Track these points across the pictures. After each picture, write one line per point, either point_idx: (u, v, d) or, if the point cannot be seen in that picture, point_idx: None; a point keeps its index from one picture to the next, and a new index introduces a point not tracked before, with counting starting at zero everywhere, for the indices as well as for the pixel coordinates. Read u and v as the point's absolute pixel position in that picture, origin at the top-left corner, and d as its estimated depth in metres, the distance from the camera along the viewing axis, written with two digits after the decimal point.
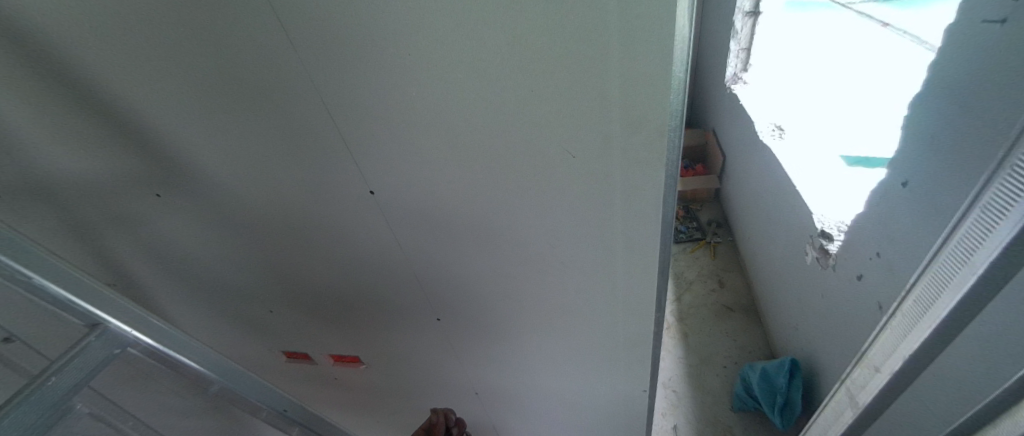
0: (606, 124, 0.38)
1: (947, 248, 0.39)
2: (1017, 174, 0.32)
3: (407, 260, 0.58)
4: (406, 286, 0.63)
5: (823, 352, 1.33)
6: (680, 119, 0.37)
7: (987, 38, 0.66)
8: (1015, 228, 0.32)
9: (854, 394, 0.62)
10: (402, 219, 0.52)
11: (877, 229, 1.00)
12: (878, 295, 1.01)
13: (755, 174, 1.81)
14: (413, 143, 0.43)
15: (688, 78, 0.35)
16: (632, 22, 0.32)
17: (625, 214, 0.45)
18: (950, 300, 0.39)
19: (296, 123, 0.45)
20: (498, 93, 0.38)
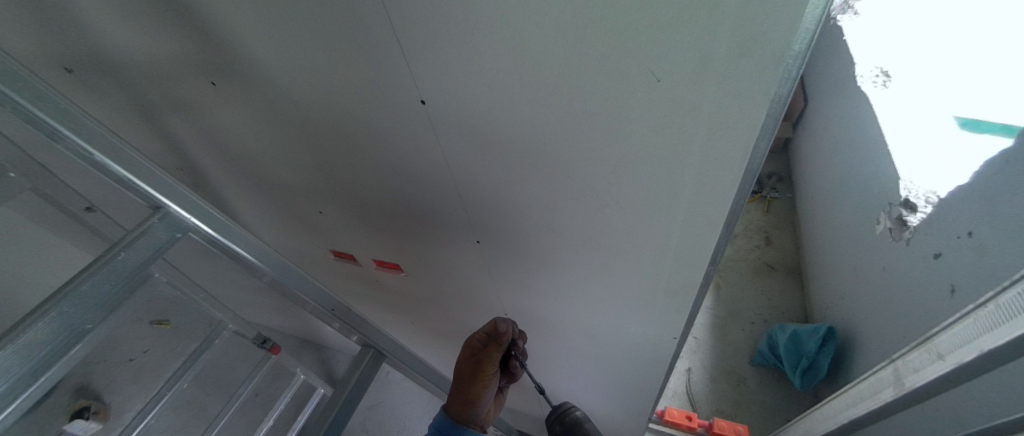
0: (710, 42, 0.32)
1: None
2: None
3: (453, 178, 0.57)
4: (450, 204, 0.62)
5: (867, 325, 1.27)
6: (809, 42, 0.31)
7: None
8: None
9: (902, 376, 0.59)
10: (452, 135, 0.50)
11: (982, 206, 0.89)
12: (955, 277, 0.92)
13: (839, 127, 1.62)
14: (476, 48, 0.39)
15: None
16: None
17: (700, 157, 0.40)
18: None
19: (352, 15, 0.41)
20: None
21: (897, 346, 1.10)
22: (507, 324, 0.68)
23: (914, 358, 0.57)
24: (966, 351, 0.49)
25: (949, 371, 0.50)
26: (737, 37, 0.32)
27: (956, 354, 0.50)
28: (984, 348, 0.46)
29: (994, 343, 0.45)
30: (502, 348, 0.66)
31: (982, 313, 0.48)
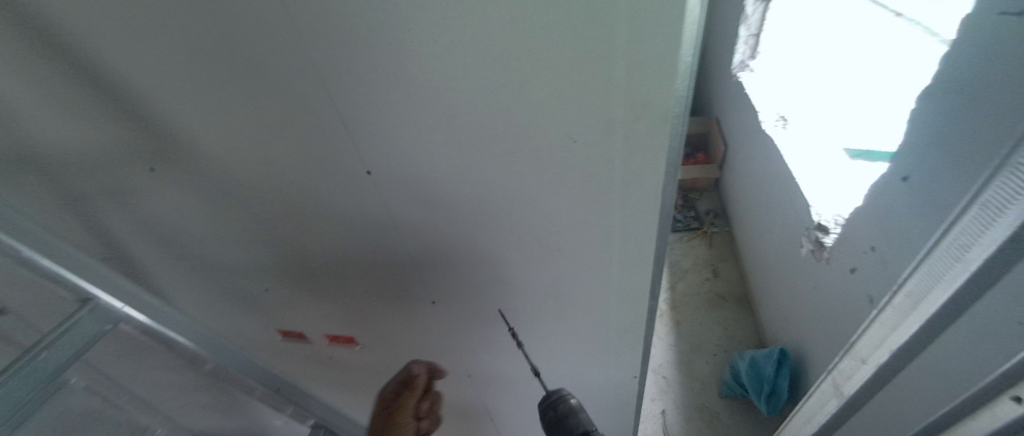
0: (609, 110, 0.38)
1: (943, 244, 0.40)
2: (1016, 174, 0.32)
3: (405, 241, 0.58)
4: (402, 267, 0.63)
5: (812, 343, 1.35)
6: (686, 105, 0.37)
7: (1001, 31, 0.61)
8: (1008, 227, 0.33)
9: (839, 384, 0.63)
10: (399, 201, 0.52)
11: (877, 224, 0.99)
12: (871, 290, 1.01)
13: (755, 164, 1.80)
14: (413, 118, 0.42)
15: (696, 63, 0.35)
16: (643, 4, 0.31)
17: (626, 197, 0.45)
18: (942, 294, 0.41)
19: (290, 102, 0.44)
20: (504, 63, 0.36)
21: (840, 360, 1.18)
22: (417, 368, 0.73)
23: (844, 366, 0.61)
24: (881, 352, 0.53)
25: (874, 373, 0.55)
26: (633, 100, 0.37)
27: (874, 356, 0.54)
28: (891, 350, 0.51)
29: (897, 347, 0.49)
30: (416, 393, 0.70)
31: (879, 320, 0.51)
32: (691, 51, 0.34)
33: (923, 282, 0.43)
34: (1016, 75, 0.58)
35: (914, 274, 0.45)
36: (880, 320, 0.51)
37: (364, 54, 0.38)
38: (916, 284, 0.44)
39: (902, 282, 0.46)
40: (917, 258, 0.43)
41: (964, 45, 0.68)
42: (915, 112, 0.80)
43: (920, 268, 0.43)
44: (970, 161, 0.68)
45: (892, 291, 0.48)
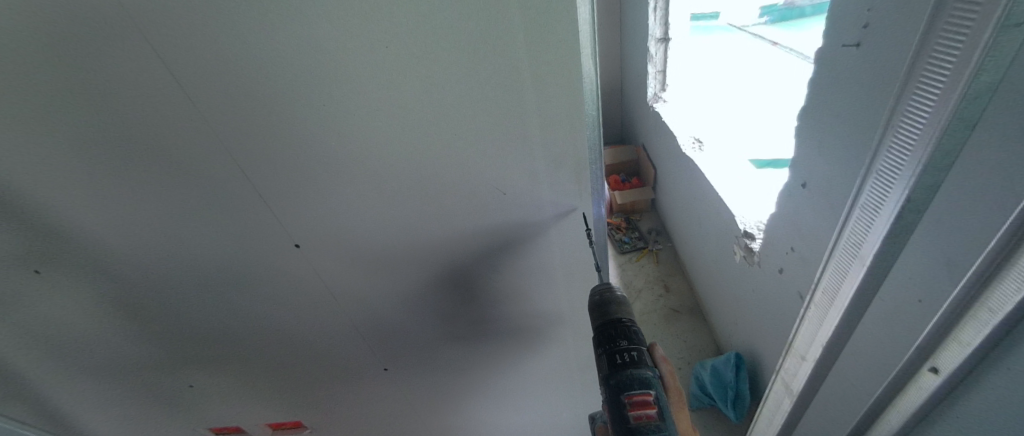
0: (531, 160, 0.43)
1: (841, 243, 0.44)
2: (881, 178, 0.36)
3: (354, 298, 0.57)
4: (353, 327, 0.61)
5: (761, 342, 1.42)
6: (596, 152, 0.45)
7: (848, 58, 0.71)
8: (886, 224, 0.37)
9: (789, 382, 0.66)
10: (338, 264, 0.52)
11: (791, 227, 1.09)
12: (798, 285, 1.09)
13: (681, 183, 1.95)
14: (346, 181, 0.44)
15: (596, 115, 0.42)
16: (545, 72, 0.37)
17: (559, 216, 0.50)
18: (849, 289, 0.45)
19: (210, 184, 0.43)
20: (430, 120, 0.40)
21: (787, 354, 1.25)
22: None
23: (789, 365, 0.65)
24: (813, 348, 0.56)
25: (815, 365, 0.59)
26: (551, 152, 0.43)
27: (810, 352, 0.57)
28: (819, 348, 0.55)
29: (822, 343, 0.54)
30: None
31: (806, 319, 0.56)
32: (591, 98, 0.41)
33: (834, 279, 0.47)
34: (862, 90, 0.69)
35: (826, 273, 0.49)
36: (809, 316, 0.55)
37: (291, 126, 0.39)
38: (829, 281, 0.48)
39: (816, 280, 0.51)
40: (825, 258, 0.48)
41: (825, 66, 0.79)
42: (802, 125, 0.91)
43: (829, 266, 0.48)
44: (849, 165, 0.76)
45: (812, 289, 0.52)
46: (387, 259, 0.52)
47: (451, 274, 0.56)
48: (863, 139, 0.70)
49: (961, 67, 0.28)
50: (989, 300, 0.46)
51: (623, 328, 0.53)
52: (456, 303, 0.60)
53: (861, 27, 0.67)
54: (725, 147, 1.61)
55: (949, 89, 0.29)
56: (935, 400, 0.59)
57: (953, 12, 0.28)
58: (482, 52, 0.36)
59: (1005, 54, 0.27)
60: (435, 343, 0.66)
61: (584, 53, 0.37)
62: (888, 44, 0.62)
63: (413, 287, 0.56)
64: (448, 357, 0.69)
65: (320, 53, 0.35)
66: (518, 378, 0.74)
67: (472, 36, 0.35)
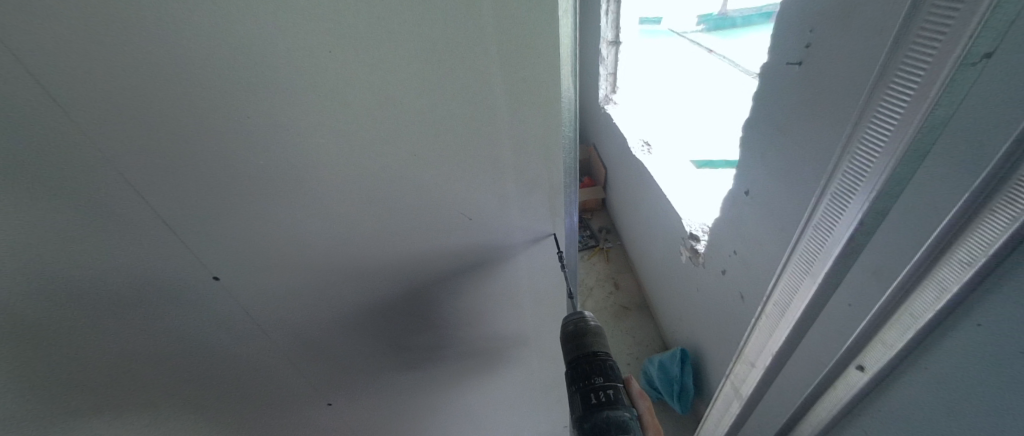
0: (503, 178, 0.42)
1: (793, 259, 0.46)
2: (836, 200, 0.38)
3: (300, 314, 0.52)
4: (291, 346, 0.55)
5: (704, 338, 1.49)
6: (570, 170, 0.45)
7: (790, 76, 0.75)
8: (839, 244, 0.39)
9: (738, 386, 0.70)
10: (281, 281, 0.47)
11: (732, 230, 1.14)
12: (739, 286, 1.14)
13: (630, 185, 2.00)
14: (295, 193, 0.40)
15: (574, 137, 0.43)
16: (527, 96, 0.36)
17: (523, 225, 0.49)
18: (799, 304, 0.47)
19: (103, 213, 0.38)
20: (392, 131, 0.37)
21: (726, 348, 1.32)
22: None
23: (738, 369, 0.68)
24: (762, 357, 0.59)
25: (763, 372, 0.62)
26: (525, 171, 0.42)
27: (759, 360, 0.61)
28: (767, 356, 0.58)
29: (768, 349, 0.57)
30: None
31: (756, 330, 0.59)
32: (567, 115, 0.40)
33: (785, 294, 0.49)
34: (802, 105, 0.73)
35: (777, 286, 0.52)
36: (760, 326, 0.57)
37: (232, 136, 0.35)
38: (780, 294, 0.50)
39: (767, 293, 0.53)
40: (778, 271, 0.50)
41: (769, 80, 0.83)
42: (746, 134, 0.95)
43: (781, 281, 0.50)
44: (789, 175, 0.80)
45: (763, 301, 0.54)
46: (341, 271, 0.49)
47: (409, 283, 0.53)
48: (802, 152, 0.75)
49: (918, 102, 0.29)
50: (914, 303, 0.49)
51: (598, 364, 0.53)
52: (412, 312, 0.57)
53: (804, 46, 0.71)
54: (671, 150, 1.67)
55: (907, 118, 0.30)
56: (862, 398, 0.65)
57: (913, 48, 0.29)
58: (455, 63, 0.33)
59: (959, 93, 0.28)
60: (388, 355, 0.63)
61: (565, 76, 0.37)
62: (828, 62, 0.65)
63: (366, 297, 0.53)
64: (402, 368, 0.66)
65: (272, 58, 0.31)
66: (477, 379, 0.74)
67: (446, 46, 0.32)
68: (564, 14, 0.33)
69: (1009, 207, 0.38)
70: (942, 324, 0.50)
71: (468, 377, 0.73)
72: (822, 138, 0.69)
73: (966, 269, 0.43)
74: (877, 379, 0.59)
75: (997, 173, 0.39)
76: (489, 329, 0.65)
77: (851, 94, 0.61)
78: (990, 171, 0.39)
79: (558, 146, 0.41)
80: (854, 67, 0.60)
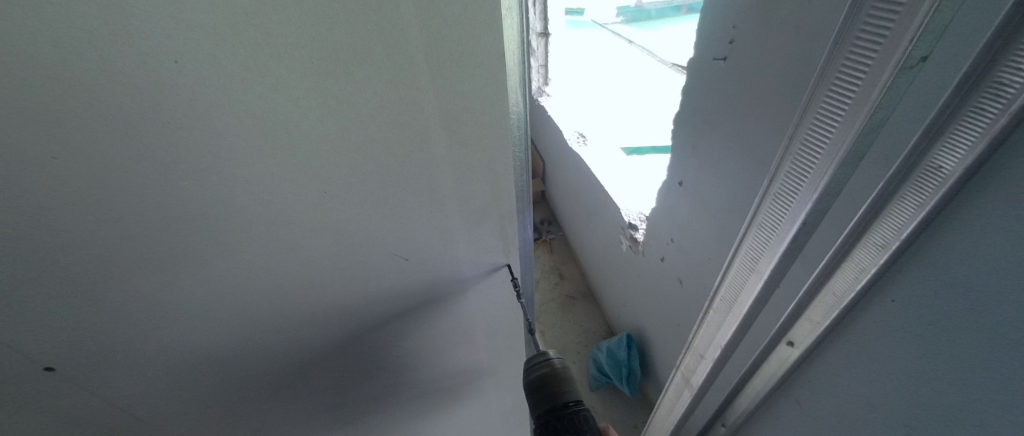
0: (444, 198, 0.40)
1: (738, 258, 0.47)
2: (780, 200, 0.38)
3: (219, 360, 0.45)
4: (210, 396, 0.48)
5: (645, 321, 1.54)
6: (523, 185, 0.43)
7: (716, 71, 0.78)
8: (783, 242, 0.39)
9: (689, 373, 0.73)
10: (170, 344, 0.41)
11: (663, 217, 1.16)
12: (676, 272, 1.16)
13: (568, 177, 2.02)
14: (172, 249, 0.35)
15: (527, 158, 0.42)
16: (475, 114, 0.34)
17: (469, 239, 0.45)
18: (745, 301, 0.49)
19: None
20: (308, 147, 0.32)
21: (666, 330, 1.37)
22: None
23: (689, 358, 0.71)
24: (711, 347, 0.62)
25: (713, 363, 0.64)
26: (473, 192, 0.40)
27: (709, 350, 0.64)
28: (715, 346, 0.61)
29: (715, 340, 0.60)
30: None
31: (705, 322, 0.61)
32: (517, 128, 0.38)
33: (733, 292, 0.51)
34: (728, 99, 0.76)
35: (723, 283, 0.53)
36: (708, 319, 0.60)
37: (111, 168, 0.29)
38: (727, 291, 0.52)
39: (713, 289, 0.55)
40: (723, 270, 0.51)
41: (698, 73, 0.85)
42: (677, 126, 0.97)
43: (727, 279, 0.51)
44: (721, 166, 0.82)
45: (711, 297, 0.56)
46: (265, 308, 0.43)
47: (340, 311, 0.48)
48: (729, 142, 0.78)
49: (861, 103, 0.29)
50: (836, 281, 0.50)
51: (569, 420, 0.50)
52: (354, 340, 0.52)
53: (727, 42, 0.73)
54: (605, 141, 1.70)
55: (851, 119, 0.30)
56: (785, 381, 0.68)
57: (855, 50, 0.29)
58: (399, 72, 0.30)
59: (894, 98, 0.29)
60: (324, 389, 0.57)
61: (513, 94, 0.36)
62: (754, 56, 0.68)
63: (299, 331, 0.47)
64: (342, 399, 0.60)
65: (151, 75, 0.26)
66: (426, 400, 0.69)
67: (389, 54, 0.29)
68: (507, 16, 0.32)
69: (918, 193, 0.39)
70: (858, 304, 0.50)
71: (417, 398, 0.68)
72: (748, 129, 0.72)
73: (881, 251, 0.44)
74: (803, 357, 0.60)
75: (907, 162, 0.39)
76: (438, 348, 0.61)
77: (773, 88, 0.64)
78: (903, 160, 0.39)
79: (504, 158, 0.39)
80: (778, 61, 0.63)
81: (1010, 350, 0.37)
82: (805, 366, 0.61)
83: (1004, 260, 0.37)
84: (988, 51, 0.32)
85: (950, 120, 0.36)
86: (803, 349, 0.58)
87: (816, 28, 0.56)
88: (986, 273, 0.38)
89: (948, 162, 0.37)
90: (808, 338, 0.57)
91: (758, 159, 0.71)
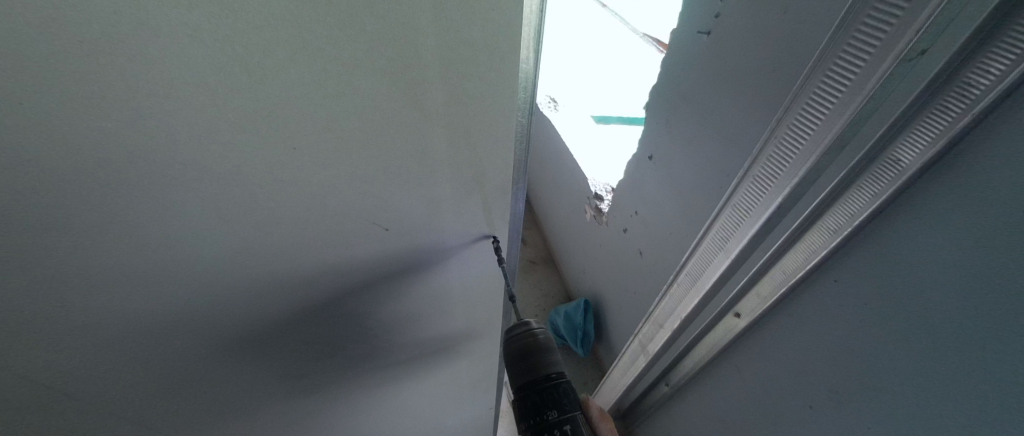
0: (426, 163, 0.36)
1: (724, 213, 0.54)
2: (774, 159, 0.46)
3: (144, 362, 0.36)
4: (130, 402, 0.39)
5: (603, 290, 1.57)
6: (524, 148, 0.41)
7: (699, 44, 0.77)
8: (776, 197, 0.47)
9: (656, 326, 0.77)
10: (80, 363, 0.32)
11: (628, 189, 1.16)
12: (637, 244, 1.17)
13: (536, 143, 1.99)
14: (86, 256, 0.27)
15: (528, 124, 0.39)
16: (479, 70, 0.31)
17: (457, 213, 0.44)
18: (723, 259, 0.56)
19: None
20: (275, 116, 0.25)
21: (621, 299, 1.40)
22: None
23: (660, 312, 0.75)
24: (683, 306, 0.68)
25: (682, 321, 0.69)
26: (458, 157, 0.37)
27: (680, 309, 0.69)
28: (688, 305, 0.66)
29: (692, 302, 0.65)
30: None
31: (679, 281, 0.68)
32: (523, 92, 0.35)
33: (714, 246, 0.58)
34: (708, 74, 0.75)
35: (703, 239, 0.60)
36: (682, 280, 0.66)
37: None
38: (708, 245, 0.59)
39: (693, 248, 0.62)
40: (705, 228, 0.58)
41: (678, 47, 0.84)
42: (652, 99, 0.95)
43: (710, 234, 0.58)
44: (692, 143, 0.83)
45: (689, 252, 0.62)
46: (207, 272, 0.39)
47: (306, 286, 0.42)
48: (705, 118, 0.77)
49: (864, 78, 0.36)
50: (788, 261, 0.51)
51: (550, 395, 0.53)
52: (315, 319, 0.47)
53: (713, 16, 0.72)
54: (576, 108, 1.68)
55: (854, 91, 0.37)
56: (732, 361, 0.69)
57: (858, 35, 0.36)
58: (400, 31, 0.25)
59: (891, 87, 0.35)
60: (289, 372, 0.51)
61: (526, 53, 0.32)
62: (736, 33, 0.67)
63: (261, 310, 0.41)
64: (308, 382, 0.55)
65: (79, 52, 0.19)
66: (393, 374, 0.65)
67: (392, 11, 0.24)
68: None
69: (874, 182, 0.40)
70: (804, 281, 0.51)
71: (384, 375, 0.64)
72: (726, 106, 0.71)
73: (832, 235, 0.45)
74: (749, 327, 0.62)
75: (868, 154, 0.39)
76: (412, 321, 0.58)
77: (756, 67, 0.64)
78: (864, 151, 0.39)
79: (491, 122, 0.36)
80: (760, 40, 0.63)
81: (954, 345, 0.39)
82: (748, 336, 0.64)
83: (940, 251, 0.38)
84: (965, 47, 0.31)
85: (916, 115, 0.35)
86: (746, 319, 0.61)
87: (799, 9, 0.56)
88: (921, 261, 0.39)
89: (906, 156, 0.37)
90: (753, 310, 0.59)
91: (733, 137, 0.71)
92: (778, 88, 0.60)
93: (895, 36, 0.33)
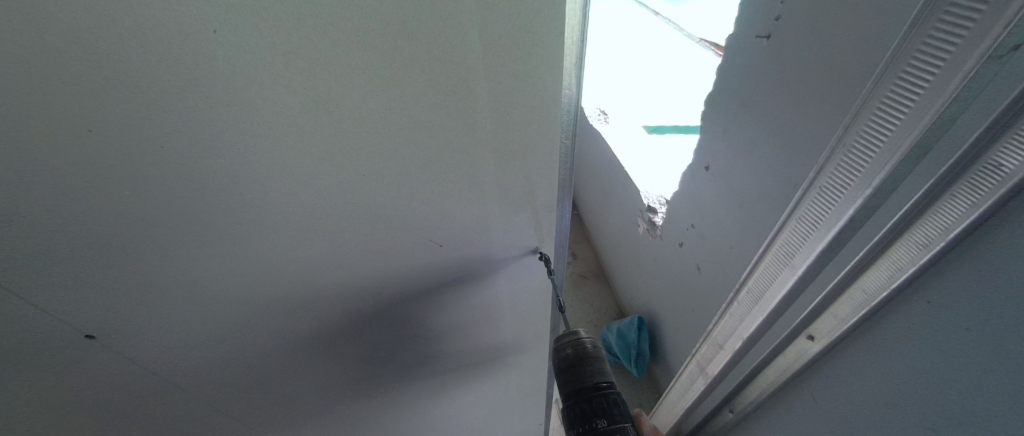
0: (475, 179, 0.37)
1: (789, 227, 0.51)
2: (843, 167, 0.43)
3: (214, 350, 0.40)
4: (213, 385, 0.43)
5: (658, 306, 1.51)
6: (571, 166, 0.41)
7: (758, 50, 0.74)
8: (850, 207, 0.43)
9: (716, 345, 0.73)
10: (155, 346, 0.36)
11: (683, 201, 1.12)
12: (694, 259, 1.12)
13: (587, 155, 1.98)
14: (165, 252, 0.30)
15: (571, 145, 0.39)
16: (526, 91, 0.31)
17: (507, 227, 0.45)
18: (788, 276, 0.53)
19: None
20: (334, 136, 0.28)
21: (677, 315, 1.34)
22: None
23: (719, 329, 0.71)
24: (745, 325, 0.64)
25: (744, 340, 0.65)
26: (507, 175, 0.38)
27: (741, 327, 0.65)
28: (750, 323, 0.62)
29: (755, 321, 0.61)
30: None
31: (740, 298, 0.64)
32: (567, 114, 0.35)
33: (779, 261, 0.54)
34: (769, 80, 0.72)
35: (766, 254, 0.57)
36: (744, 297, 0.62)
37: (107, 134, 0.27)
38: (772, 260, 0.55)
39: (755, 264, 0.59)
40: (767, 243, 0.55)
41: (734, 53, 0.81)
42: (708, 107, 0.92)
43: (773, 249, 0.54)
44: (752, 152, 0.78)
45: (751, 267, 0.59)
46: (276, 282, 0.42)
47: (364, 294, 0.44)
48: (767, 125, 0.73)
49: (943, 80, 0.33)
50: (866, 278, 0.47)
51: (597, 403, 0.51)
52: (372, 328, 0.49)
53: (774, 19, 0.69)
54: (627, 119, 1.65)
55: (934, 94, 0.34)
56: (802, 386, 0.64)
57: (934, 37, 0.33)
58: (449, 56, 0.26)
59: (977, 82, 0.32)
60: (352, 375, 0.54)
61: (567, 77, 0.32)
62: (800, 36, 0.64)
63: (326, 313, 0.44)
64: (368, 385, 0.57)
65: (176, 83, 0.22)
66: (444, 383, 0.67)
67: (443, 39, 0.25)
68: None
69: (970, 193, 0.36)
70: (887, 304, 0.47)
71: (437, 382, 0.66)
72: (790, 112, 0.67)
73: (920, 252, 0.41)
74: (824, 353, 0.57)
75: (958, 162, 0.35)
76: (464, 330, 0.59)
77: (823, 70, 0.60)
78: (956, 158, 0.35)
79: (538, 141, 0.36)
80: (827, 42, 0.59)
81: None
82: (823, 361, 0.58)
83: None
84: None
85: (1012, 119, 0.31)
86: (819, 342, 0.56)
87: (871, 6, 0.52)
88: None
89: (1010, 160, 0.32)
90: (824, 330, 0.54)
91: (798, 145, 0.66)
92: (848, 92, 0.56)
93: (976, 37, 0.31)
